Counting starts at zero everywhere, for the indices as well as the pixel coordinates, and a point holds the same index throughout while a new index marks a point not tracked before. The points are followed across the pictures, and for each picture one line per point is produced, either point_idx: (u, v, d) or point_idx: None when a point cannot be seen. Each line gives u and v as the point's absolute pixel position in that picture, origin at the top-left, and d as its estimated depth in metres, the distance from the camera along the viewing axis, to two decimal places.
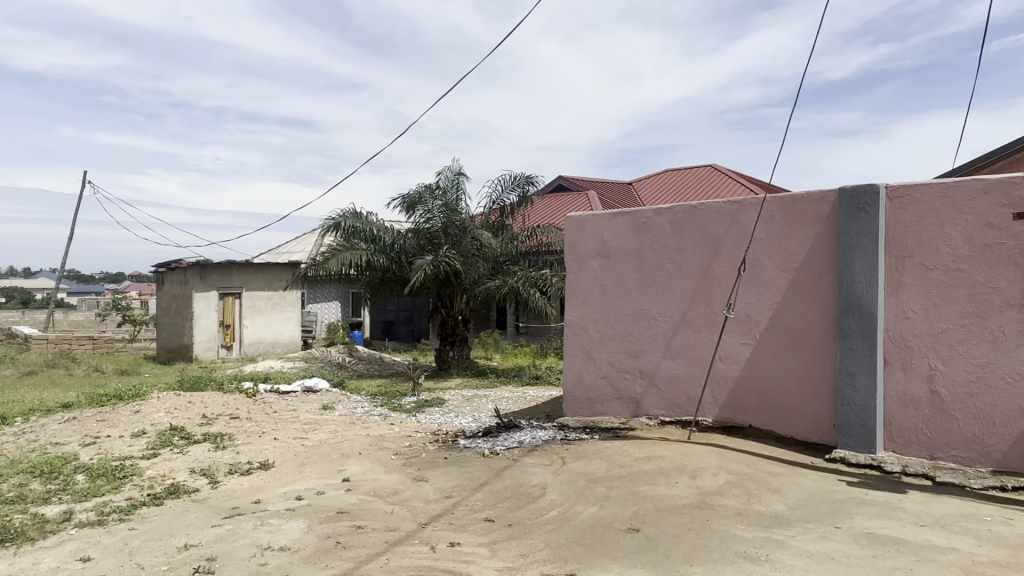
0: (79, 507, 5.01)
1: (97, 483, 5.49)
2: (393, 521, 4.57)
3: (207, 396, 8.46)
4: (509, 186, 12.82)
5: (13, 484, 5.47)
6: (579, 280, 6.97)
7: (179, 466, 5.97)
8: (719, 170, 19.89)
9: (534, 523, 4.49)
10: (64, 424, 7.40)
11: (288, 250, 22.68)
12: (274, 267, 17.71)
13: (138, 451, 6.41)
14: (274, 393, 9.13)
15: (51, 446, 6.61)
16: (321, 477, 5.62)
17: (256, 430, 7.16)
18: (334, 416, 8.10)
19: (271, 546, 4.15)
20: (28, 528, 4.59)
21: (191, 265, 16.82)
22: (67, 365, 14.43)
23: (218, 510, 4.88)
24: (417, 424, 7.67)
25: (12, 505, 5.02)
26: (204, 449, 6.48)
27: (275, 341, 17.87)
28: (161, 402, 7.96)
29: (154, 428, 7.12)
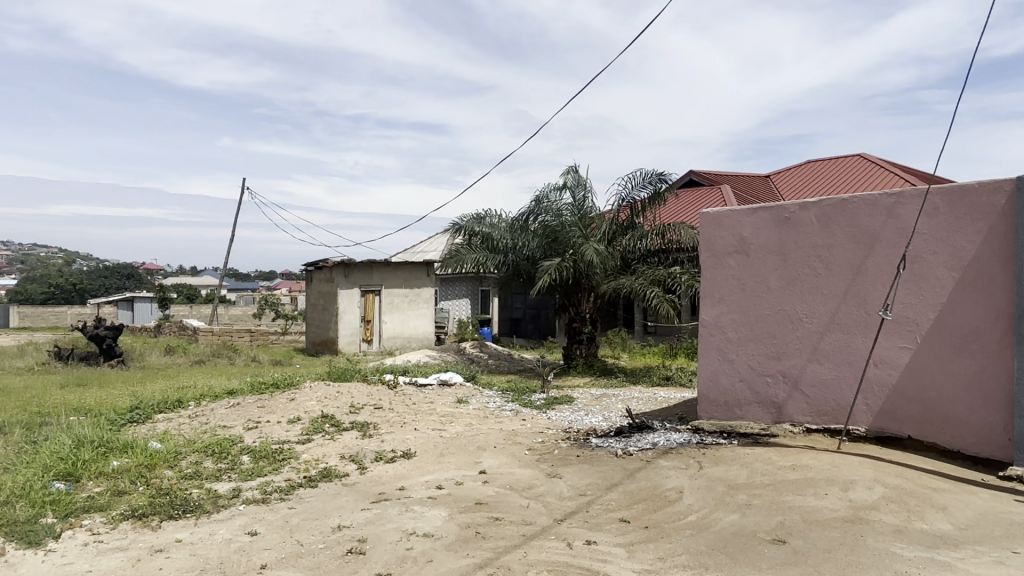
0: (246, 485, 5.50)
1: (260, 464, 6.00)
2: (529, 515, 4.64)
3: (352, 386, 9.00)
4: (640, 183, 12.58)
5: (190, 461, 6.10)
6: (716, 278, 6.70)
7: (330, 451, 6.41)
8: (869, 159, 18.56)
9: (672, 527, 4.40)
10: (230, 409, 8.16)
11: (423, 250, 23.69)
12: (411, 266, 18.55)
13: (294, 436, 6.94)
14: (412, 385, 9.58)
15: (221, 428, 7.31)
16: (458, 468, 5.81)
17: (397, 420, 7.53)
18: (468, 409, 8.34)
19: (416, 532, 4.35)
20: (204, 501, 5.10)
21: (337, 264, 17.97)
22: (230, 355, 15.88)
23: (366, 495, 5.18)
24: (548, 421, 7.75)
25: (190, 480, 5.60)
26: (352, 436, 6.91)
27: (411, 336, 18.73)
28: (313, 391, 8.59)
29: (307, 415, 7.68)
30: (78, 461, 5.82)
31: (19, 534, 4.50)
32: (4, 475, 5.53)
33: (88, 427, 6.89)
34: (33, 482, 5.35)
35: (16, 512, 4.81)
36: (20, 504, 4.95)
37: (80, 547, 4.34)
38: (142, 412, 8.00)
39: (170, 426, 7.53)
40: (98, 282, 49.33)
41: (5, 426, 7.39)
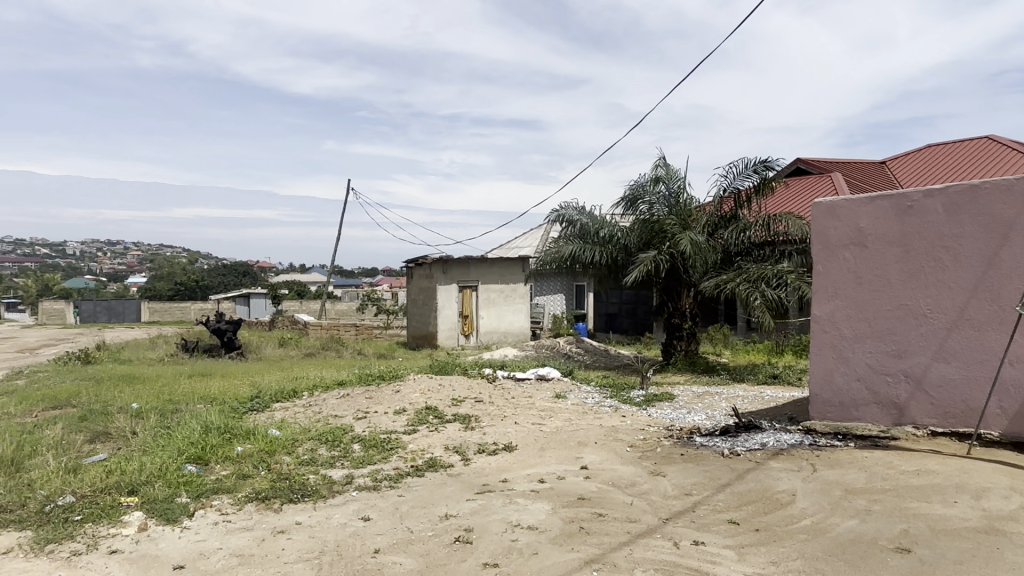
0: (358, 472, 5.75)
1: (370, 453, 6.26)
2: (634, 513, 4.59)
3: (454, 379, 9.21)
4: (743, 172, 12.14)
5: (306, 448, 6.45)
6: (828, 271, 6.30)
7: (435, 442, 6.58)
8: (998, 141, 17.09)
9: (785, 531, 4.23)
10: (340, 399, 8.55)
11: (518, 246, 23.89)
12: (507, 261, 18.74)
13: (401, 426, 7.19)
14: (512, 379, 9.69)
15: (332, 417, 7.67)
16: (560, 463, 5.83)
17: (498, 413, 7.65)
18: (567, 404, 8.35)
19: (520, 524, 4.41)
20: (320, 486, 5.38)
21: (436, 260, 18.40)
22: (337, 348, 16.61)
23: (471, 486, 5.30)
24: (650, 418, 7.63)
25: (307, 466, 5.92)
26: (456, 428, 7.07)
27: (507, 331, 18.95)
28: (417, 383, 8.86)
29: (412, 406, 7.94)
30: (207, 446, 6.27)
31: (158, 511, 4.91)
32: (144, 456, 6.05)
33: (215, 414, 7.41)
34: (169, 464, 5.82)
35: (156, 491, 5.25)
36: (159, 484, 5.40)
37: (211, 526, 4.68)
38: (261, 401, 8.53)
39: (287, 415, 7.98)
40: (218, 278, 52.94)
41: (143, 412, 8.08)
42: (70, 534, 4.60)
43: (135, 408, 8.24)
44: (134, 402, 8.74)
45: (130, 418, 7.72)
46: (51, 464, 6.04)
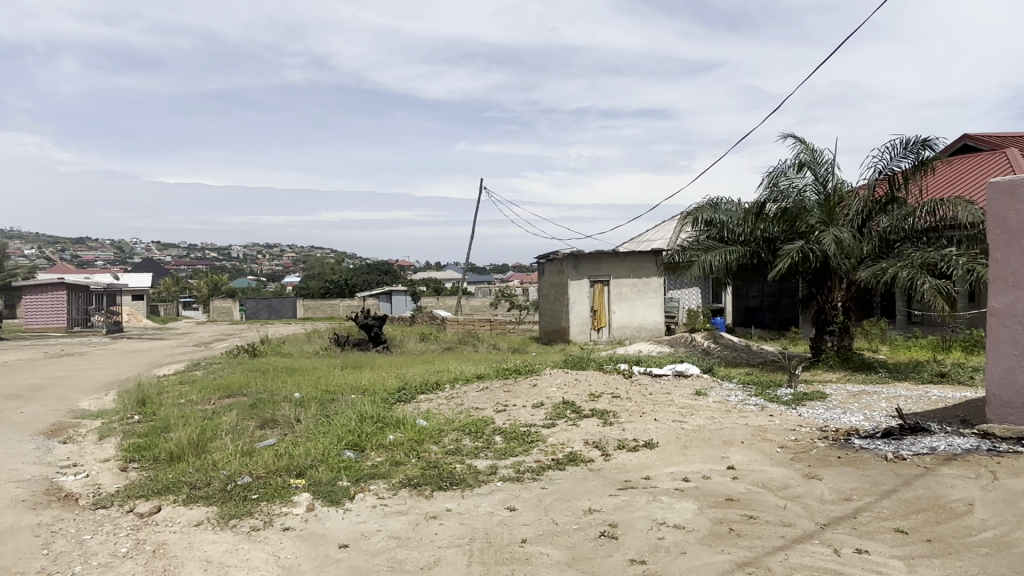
0: (501, 463, 5.92)
1: (511, 445, 6.42)
2: (788, 516, 4.39)
3: (590, 374, 9.23)
4: (899, 153, 11.21)
5: (451, 438, 6.72)
6: (1007, 258, 5.67)
7: (575, 437, 6.63)
8: None
9: (961, 543, 3.88)
10: (480, 392, 8.82)
11: (650, 239, 23.48)
12: (639, 255, 18.47)
13: (540, 420, 7.31)
14: (648, 375, 9.55)
15: (473, 409, 7.93)
16: (705, 462, 5.68)
17: (637, 410, 7.57)
18: (709, 402, 8.11)
19: (666, 522, 4.35)
20: (467, 475, 5.59)
21: (568, 255, 18.51)
22: (473, 343, 17.13)
23: (613, 481, 5.29)
24: (800, 418, 7.23)
25: (453, 455, 6.17)
26: (594, 423, 7.10)
27: (640, 326, 18.65)
28: (553, 378, 8.96)
29: (550, 400, 8.04)
30: (362, 434, 6.70)
31: (322, 493, 5.32)
32: (308, 442, 6.57)
33: (367, 404, 7.91)
34: (330, 450, 6.28)
35: (319, 474, 5.69)
36: (322, 467, 5.85)
37: (370, 509, 5.01)
38: (408, 392, 8.99)
39: (432, 406, 8.36)
40: (362, 276, 56.25)
41: (304, 400, 8.78)
42: (249, 511, 5.10)
43: (297, 398, 8.97)
44: (296, 392, 9.52)
45: (294, 407, 8.41)
46: (230, 446, 6.72)
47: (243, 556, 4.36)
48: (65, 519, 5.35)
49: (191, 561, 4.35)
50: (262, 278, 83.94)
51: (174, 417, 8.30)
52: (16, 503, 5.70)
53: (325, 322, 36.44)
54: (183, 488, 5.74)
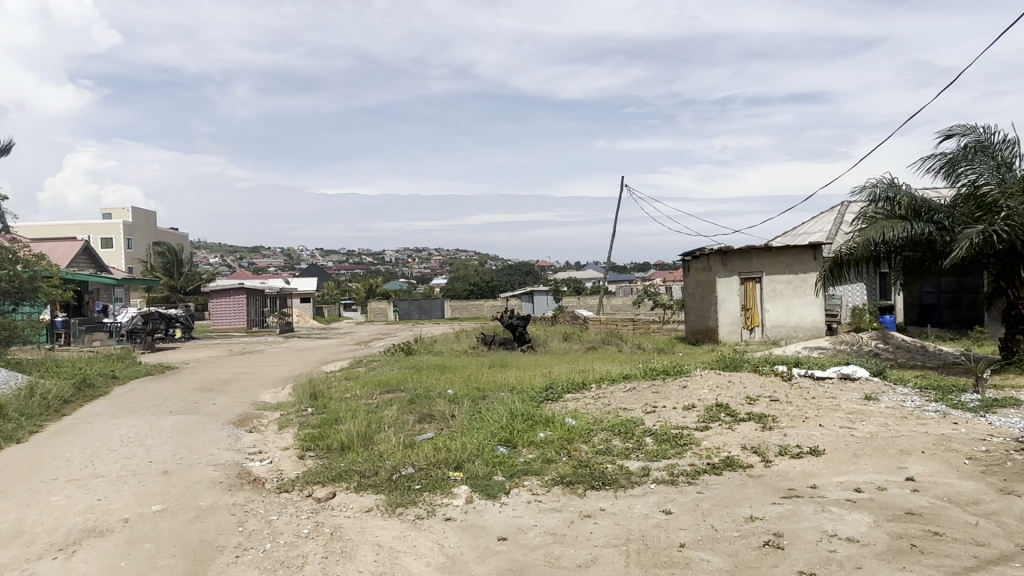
0: (654, 465, 5.84)
1: (663, 447, 6.30)
2: (981, 535, 3.98)
3: (744, 376, 8.84)
4: None
5: (601, 438, 6.72)
6: None
7: (731, 441, 6.39)
8: None
9: None
10: (628, 393, 8.74)
11: (805, 232, 22.12)
12: (795, 249, 17.51)
13: (692, 422, 7.12)
14: (810, 378, 9.00)
15: (622, 410, 7.87)
16: (879, 472, 5.27)
17: (799, 415, 7.15)
18: (880, 407, 7.50)
19: (838, 534, 4.08)
20: (619, 476, 5.56)
21: (715, 253, 17.87)
22: (617, 343, 16.99)
23: (775, 489, 5.05)
24: (990, 427, 6.51)
25: (604, 455, 6.17)
26: (752, 428, 6.80)
27: (797, 325, 17.62)
28: (705, 379, 8.69)
29: (702, 403, 7.81)
30: (514, 430, 6.88)
31: (479, 486, 5.53)
32: (464, 437, 6.85)
33: (517, 402, 8.10)
34: (484, 446, 6.50)
35: (476, 468, 5.92)
36: (478, 462, 6.08)
37: (526, 504, 5.14)
38: (555, 391, 9.09)
39: (579, 405, 8.40)
40: (504, 278, 57.59)
41: (457, 397, 9.15)
42: (413, 500, 5.41)
43: (451, 394, 9.37)
44: (449, 389, 9.94)
45: (448, 403, 8.79)
46: (393, 439, 7.16)
47: (410, 543, 4.64)
48: (256, 500, 5.96)
49: (365, 545, 4.69)
50: (412, 281, 88.30)
51: (342, 410, 8.98)
52: (216, 484, 6.44)
53: (469, 322, 38.53)
54: (353, 477, 6.19)
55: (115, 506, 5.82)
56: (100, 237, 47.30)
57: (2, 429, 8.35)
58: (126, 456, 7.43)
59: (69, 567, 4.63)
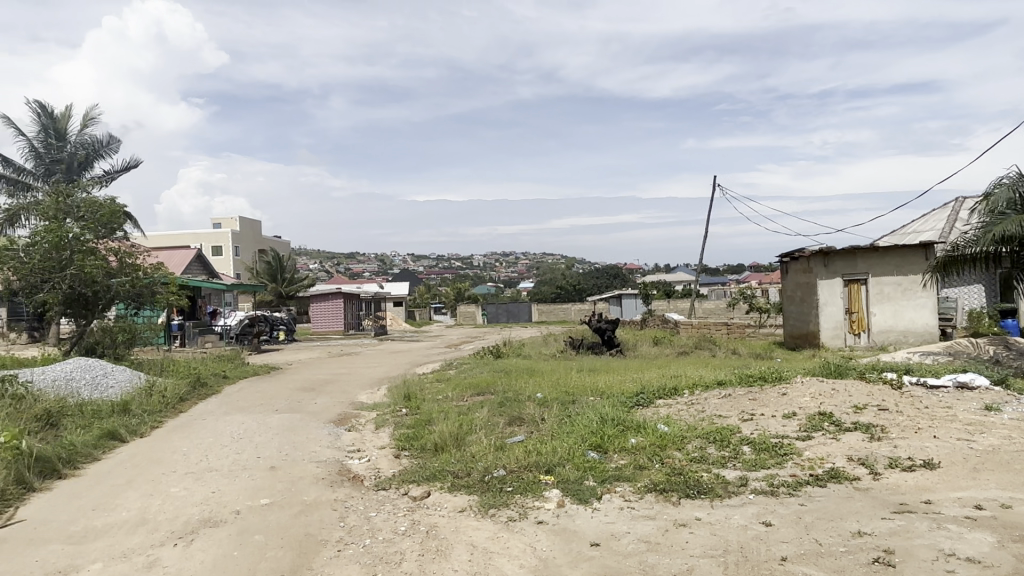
0: (753, 475, 5.64)
1: (762, 456, 6.09)
2: None
3: (849, 383, 8.40)
4: None
5: (695, 446, 6.56)
6: None
7: (836, 452, 6.09)
8: None
9: None
10: (723, 399, 8.50)
11: (915, 230, 20.80)
12: (903, 249, 16.50)
13: (792, 431, 6.84)
14: (922, 387, 8.45)
15: (717, 417, 7.64)
16: (1002, 489, 4.88)
17: (910, 425, 6.72)
18: (1003, 419, 6.94)
19: (956, 554, 3.82)
20: (715, 485, 5.41)
21: (815, 254, 17.10)
22: (711, 347, 16.53)
23: (885, 503, 4.77)
24: None
25: (699, 463, 6.02)
26: (858, 438, 6.45)
27: (907, 330, 16.57)
28: (806, 386, 8.32)
29: (803, 411, 7.48)
30: (605, 435, 6.83)
31: (571, 490, 5.53)
32: (554, 440, 6.86)
33: (608, 407, 8.03)
34: (575, 450, 6.48)
35: (567, 473, 5.92)
36: (569, 466, 6.07)
37: (618, 510, 5.09)
38: (647, 396, 8.95)
39: (672, 411, 8.23)
40: (593, 281, 57.36)
41: (547, 400, 9.17)
42: (505, 502, 5.46)
43: (541, 397, 9.41)
44: (538, 392, 9.99)
45: (538, 406, 8.83)
46: (484, 440, 7.26)
47: (503, 544, 4.69)
48: (355, 497, 6.21)
49: (460, 544, 4.79)
50: (501, 285, 89.27)
51: (435, 412, 9.20)
52: (318, 480, 6.75)
53: (554, 322, 43.84)
54: (447, 477, 6.33)
55: (228, 498, 6.21)
56: (210, 245, 50.48)
57: (128, 424, 9.07)
58: (236, 451, 7.90)
59: (188, 554, 4.97)
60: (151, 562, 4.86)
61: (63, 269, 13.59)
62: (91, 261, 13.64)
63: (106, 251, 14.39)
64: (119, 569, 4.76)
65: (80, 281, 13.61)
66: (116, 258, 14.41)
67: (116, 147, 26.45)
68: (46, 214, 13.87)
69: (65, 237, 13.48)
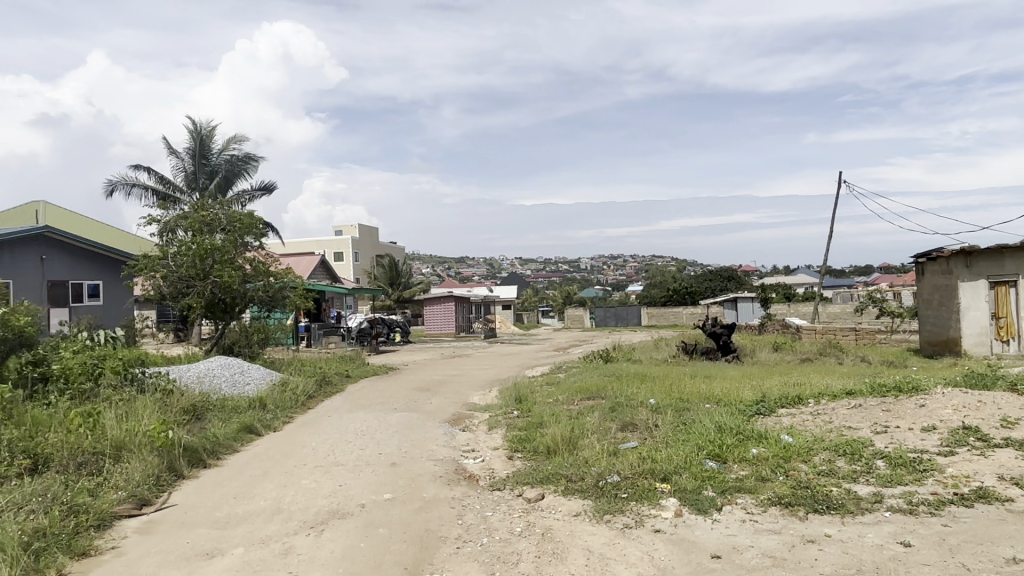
0: (888, 492, 5.29)
1: (898, 472, 5.68)
2: None
3: (999, 396, 7.66)
4: None
5: (823, 458, 6.22)
6: None
7: (984, 470, 5.59)
8: None
9: None
10: (852, 410, 8.00)
11: None
12: None
13: (932, 446, 6.34)
14: None
15: (847, 429, 7.21)
16: None
17: None
18: None
19: None
20: (846, 500, 5.11)
21: (957, 254, 15.88)
22: (837, 354, 15.62)
23: None
24: None
25: (828, 477, 5.69)
26: (1010, 455, 5.89)
27: None
28: (948, 398, 7.68)
29: (944, 425, 6.91)
30: (723, 444, 6.61)
31: (688, 500, 5.40)
32: (669, 448, 6.71)
33: (726, 415, 7.75)
34: (692, 459, 6.32)
35: (684, 481, 5.77)
36: (686, 475, 5.93)
37: (739, 523, 4.92)
38: (768, 405, 8.57)
39: (795, 421, 7.84)
40: (707, 284, 55.67)
41: (660, 407, 8.99)
42: (621, 509, 5.41)
43: (654, 404, 9.23)
44: (651, 398, 9.80)
45: (651, 413, 8.67)
46: (597, 445, 7.20)
47: (620, 551, 4.65)
48: (472, 496, 6.36)
49: (575, 548, 4.80)
50: (609, 288, 88.52)
51: (547, 415, 9.24)
52: (436, 477, 6.97)
53: (665, 324, 43.33)
54: (561, 480, 6.35)
55: (353, 492, 6.53)
56: (332, 251, 53.42)
57: (263, 419, 9.75)
58: (359, 447, 8.31)
59: (319, 544, 5.28)
60: (286, 549, 5.20)
61: (205, 277, 14.83)
62: (229, 269, 14.80)
63: (243, 260, 15.59)
64: (258, 554, 5.13)
65: (220, 288, 14.84)
66: (251, 265, 15.51)
67: (252, 163, 28.32)
68: (191, 226, 15.16)
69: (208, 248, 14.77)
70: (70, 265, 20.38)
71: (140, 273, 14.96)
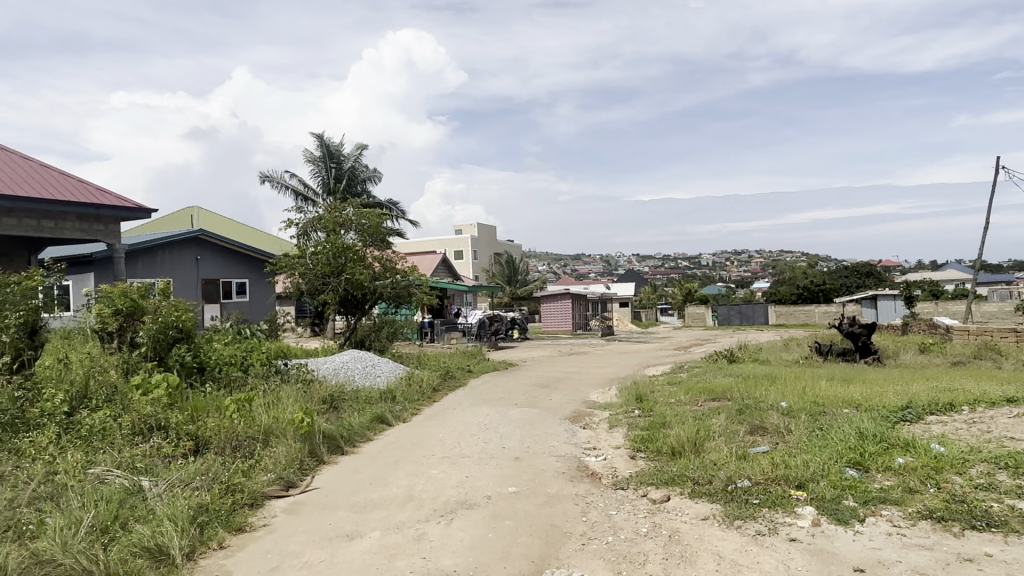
0: None
1: None
2: None
3: None
4: None
5: (981, 471, 5.69)
6: None
7: None
8: None
9: None
10: (1015, 419, 7.26)
11: None
12: None
13: None
14: None
15: (1009, 440, 6.55)
16: None
17: None
18: None
19: None
20: (1009, 518, 4.66)
21: None
22: (995, 358, 14.20)
23: None
24: None
25: (987, 492, 5.21)
26: None
27: None
28: None
29: None
30: (865, 453, 6.22)
31: (827, 509, 5.13)
32: (805, 454, 6.40)
33: (867, 421, 7.27)
34: (830, 466, 6.00)
35: (822, 489, 5.49)
36: (823, 483, 5.63)
37: (885, 535, 4.62)
38: (914, 412, 7.95)
39: (946, 430, 7.22)
40: (841, 280, 52.25)
41: (792, 410, 8.58)
42: (752, 515, 5.24)
43: (786, 407, 8.81)
44: (783, 401, 9.37)
45: (783, 417, 8.30)
46: (724, 448, 6.99)
47: (753, 559, 4.50)
48: (596, 493, 6.37)
49: (704, 553, 4.69)
50: (732, 285, 85.12)
51: (671, 415, 9.05)
52: (560, 474, 7.04)
53: (794, 322, 41.12)
54: (687, 482, 6.22)
55: (480, 484, 6.73)
56: (453, 250, 55.03)
57: (393, 410, 10.25)
58: (484, 440, 8.54)
59: (450, 532, 5.49)
60: (419, 536, 5.45)
61: (339, 274, 15.75)
62: (360, 267, 15.66)
63: (371, 258, 16.42)
64: (393, 539, 5.41)
65: (352, 285, 15.72)
66: (379, 264, 16.30)
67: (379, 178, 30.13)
68: (326, 226, 16.14)
69: (340, 247, 15.70)
70: (220, 265, 22.25)
71: (282, 272, 16.12)
